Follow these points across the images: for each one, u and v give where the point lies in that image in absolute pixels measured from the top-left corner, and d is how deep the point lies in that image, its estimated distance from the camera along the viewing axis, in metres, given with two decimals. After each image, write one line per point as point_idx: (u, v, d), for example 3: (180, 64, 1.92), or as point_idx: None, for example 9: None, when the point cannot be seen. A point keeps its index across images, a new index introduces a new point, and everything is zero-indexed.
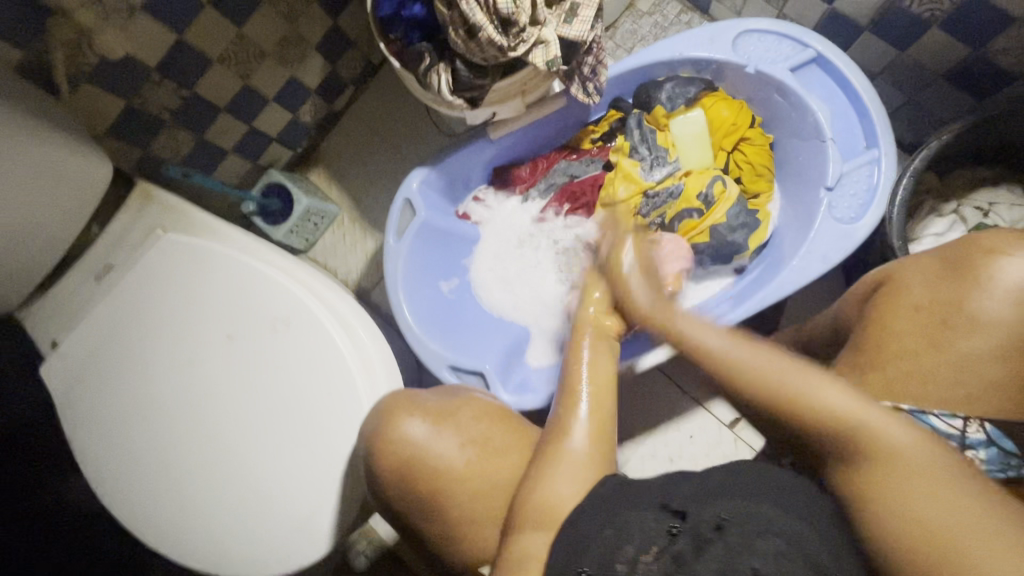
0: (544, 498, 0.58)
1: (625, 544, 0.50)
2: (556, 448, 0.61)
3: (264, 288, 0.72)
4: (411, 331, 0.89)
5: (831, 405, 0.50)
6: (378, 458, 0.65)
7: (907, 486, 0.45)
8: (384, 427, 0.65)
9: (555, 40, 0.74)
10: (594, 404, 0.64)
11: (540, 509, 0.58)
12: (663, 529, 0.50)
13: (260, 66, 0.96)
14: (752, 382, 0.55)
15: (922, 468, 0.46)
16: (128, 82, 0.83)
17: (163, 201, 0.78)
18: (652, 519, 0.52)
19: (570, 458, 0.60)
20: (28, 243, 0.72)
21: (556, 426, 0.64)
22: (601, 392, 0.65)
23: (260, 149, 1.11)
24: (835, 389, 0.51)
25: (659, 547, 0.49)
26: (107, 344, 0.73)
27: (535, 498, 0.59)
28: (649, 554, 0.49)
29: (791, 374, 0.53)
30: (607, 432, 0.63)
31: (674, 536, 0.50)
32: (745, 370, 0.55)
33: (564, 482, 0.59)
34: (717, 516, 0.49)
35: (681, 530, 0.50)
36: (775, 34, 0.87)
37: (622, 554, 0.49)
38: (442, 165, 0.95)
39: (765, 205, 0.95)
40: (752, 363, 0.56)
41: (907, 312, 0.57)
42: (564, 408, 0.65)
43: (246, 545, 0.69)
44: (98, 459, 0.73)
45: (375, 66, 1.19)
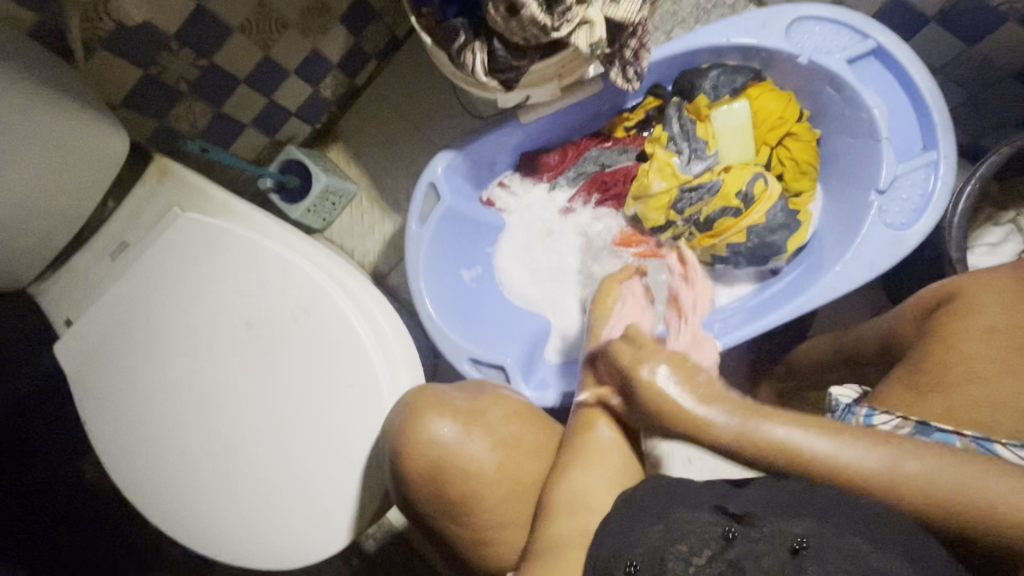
0: (581, 486, 0.59)
1: (678, 543, 0.46)
2: (587, 439, 0.61)
3: (284, 276, 0.69)
4: (431, 322, 0.86)
5: (972, 492, 0.45)
6: (406, 461, 0.63)
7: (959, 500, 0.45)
8: (410, 427, 0.63)
9: (600, 21, 0.69)
10: None
11: (573, 496, 0.58)
12: (717, 531, 0.46)
13: (283, 36, 0.91)
14: (861, 484, 0.46)
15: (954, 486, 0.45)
16: (145, 49, 0.79)
17: (181, 177, 0.75)
18: (705, 520, 0.47)
19: (601, 447, 0.60)
20: (40, 218, 0.69)
21: (578, 422, 0.62)
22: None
23: (278, 123, 1.07)
24: (946, 461, 0.46)
25: (711, 553, 0.44)
26: (122, 323, 0.71)
27: (570, 486, 0.59)
28: (701, 557, 0.45)
29: (903, 462, 0.46)
30: (633, 423, 0.63)
31: (730, 541, 0.45)
32: (837, 471, 0.46)
33: (597, 469, 0.60)
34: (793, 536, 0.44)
35: (738, 535, 0.45)
36: (833, 21, 0.81)
37: (674, 553, 0.46)
38: (467, 149, 0.90)
39: (807, 204, 0.91)
40: (888, 466, 0.46)
41: (987, 333, 0.54)
42: (577, 417, 0.62)
43: (261, 536, 0.68)
44: (112, 442, 0.71)
45: (399, 39, 1.14)
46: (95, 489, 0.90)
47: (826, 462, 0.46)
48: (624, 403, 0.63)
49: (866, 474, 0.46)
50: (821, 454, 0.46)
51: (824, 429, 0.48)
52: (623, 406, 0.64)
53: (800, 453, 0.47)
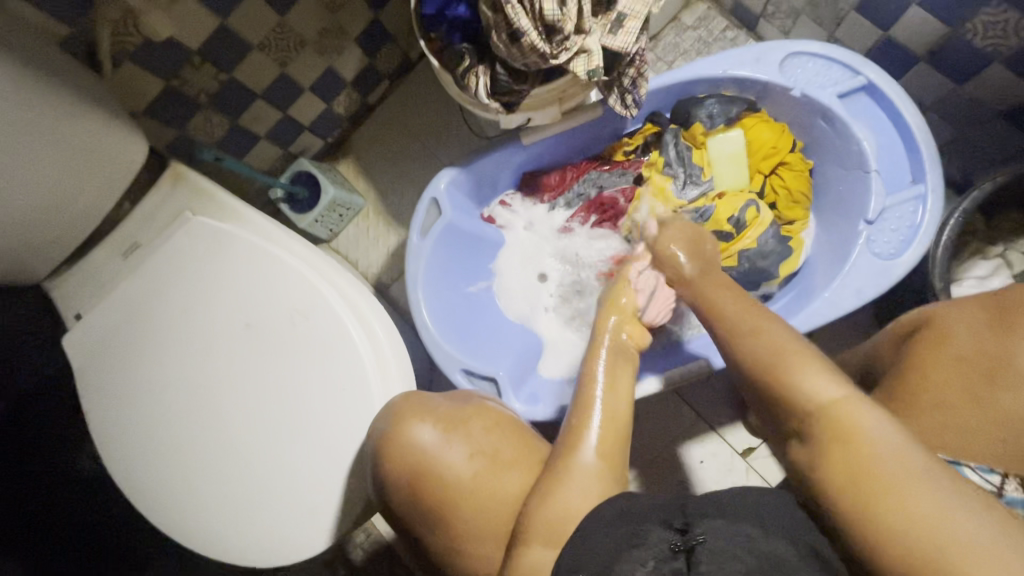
0: (559, 510, 0.56)
1: (627, 556, 0.47)
2: (567, 464, 0.59)
3: (285, 279, 0.72)
4: (427, 333, 0.88)
5: (826, 395, 0.47)
6: (386, 463, 0.64)
7: (865, 469, 0.42)
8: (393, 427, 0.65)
9: (597, 50, 0.72)
10: (605, 416, 0.62)
11: (556, 521, 0.55)
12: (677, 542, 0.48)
13: (299, 54, 0.97)
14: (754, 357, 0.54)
15: (888, 462, 0.42)
16: (169, 63, 0.84)
17: (195, 185, 0.78)
18: (657, 535, 0.49)
19: (579, 472, 0.58)
20: (59, 217, 0.73)
21: (575, 433, 0.61)
22: (618, 405, 0.63)
23: (290, 136, 1.12)
24: (832, 380, 0.48)
25: (659, 562, 0.46)
26: (128, 320, 0.74)
27: (547, 512, 0.56)
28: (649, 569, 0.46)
29: (790, 349, 0.52)
30: (620, 448, 0.60)
31: (676, 552, 0.47)
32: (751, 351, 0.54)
33: (584, 488, 0.57)
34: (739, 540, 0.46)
35: (682, 548, 0.47)
36: (825, 58, 0.85)
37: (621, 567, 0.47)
38: (470, 166, 0.94)
39: (799, 232, 0.92)
40: (780, 350, 0.52)
41: (961, 364, 0.54)
42: (576, 420, 0.62)
43: (248, 535, 0.69)
44: (110, 436, 0.73)
45: (412, 61, 1.19)
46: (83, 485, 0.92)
47: (796, 381, 0.49)
48: (620, 416, 0.62)
49: (824, 404, 0.47)
50: (746, 339, 0.55)
51: (765, 323, 0.56)
52: (618, 425, 0.62)
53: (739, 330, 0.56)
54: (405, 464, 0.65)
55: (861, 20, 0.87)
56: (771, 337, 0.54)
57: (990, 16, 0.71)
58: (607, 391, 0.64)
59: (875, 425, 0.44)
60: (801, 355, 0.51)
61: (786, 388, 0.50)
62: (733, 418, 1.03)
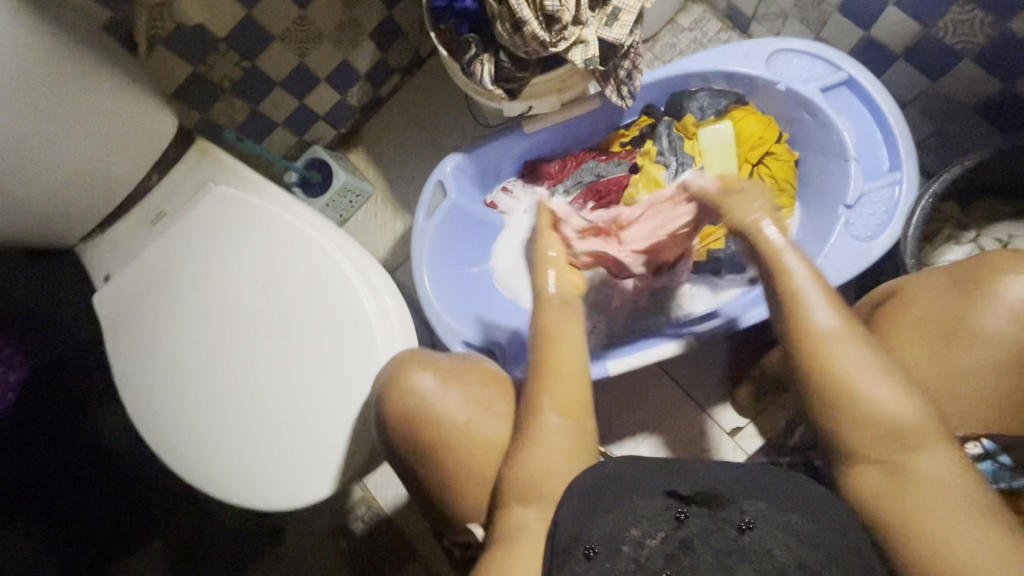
0: (534, 472, 0.59)
1: (633, 526, 0.57)
2: (537, 428, 0.61)
3: (301, 245, 0.78)
4: (431, 305, 0.94)
5: (907, 428, 0.51)
6: (386, 404, 0.68)
7: (918, 504, 0.50)
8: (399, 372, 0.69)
9: (594, 41, 0.78)
10: (563, 381, 0.62)
11: (537, 476, 0.59)
12: (670, 514, 0.58)
13: (317, 46, 1.04)
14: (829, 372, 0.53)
15: (941, 497, 0.49)
16: (197, 48, 0.91)
17: (219, 159, 0.85)
18: (659, 506, 0.58)
19: (549, 435, 0.60)
20: (93, 183, 0.79)
21: (538, 392, 0.62)
22: (574, 361, 0.63)
23: (306, 125, 1.18)
24: (910, 410, 0.52)
25: (665, 532, 0.57)
26: (153, 280, 0.80)
27: (522, 471, 0.60)
28: (655, 538, 0.56)
29: (863, 369, 0.52)
30: (585, 406, 0.62)
31: (681, 521, 0.57)
32: (827, 358, 0.53)
33: (564, 442, 0.60)
34: (742, 518, 0.56)
35: (686, 517, 0.57)
36: (809, 55, 0.91)
37: (630, 536, 0.56)
38: (474, 153, 1.01)
39: (785, 218, 0.97)
40: (857, 371, 0.53)
41: (921, 324, 0.60)
42: (536, 384, 0.62)
43: (259, 480, 0.74)
44: (133, 387, 0.78)
45: (422, 58, 1.26)
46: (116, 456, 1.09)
47: (869, 404, 0.52)
48: (581, 375, 0.63)
49: (905, 433, 0.51)
50: (822, 327, 0.54)
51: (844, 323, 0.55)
52: (577, 382, 0.63)
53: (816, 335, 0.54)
54: (405, 406, 0.68)
55: (844, 21, 0.93)
56: (849, 355, 0.53)
57: (958, 15, 0.77)
58: (562, 343, 0.64)
59: (939, 463, 0.51)
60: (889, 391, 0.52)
61: (860, 413, 0.52)
62: (721, 400, 1.08)
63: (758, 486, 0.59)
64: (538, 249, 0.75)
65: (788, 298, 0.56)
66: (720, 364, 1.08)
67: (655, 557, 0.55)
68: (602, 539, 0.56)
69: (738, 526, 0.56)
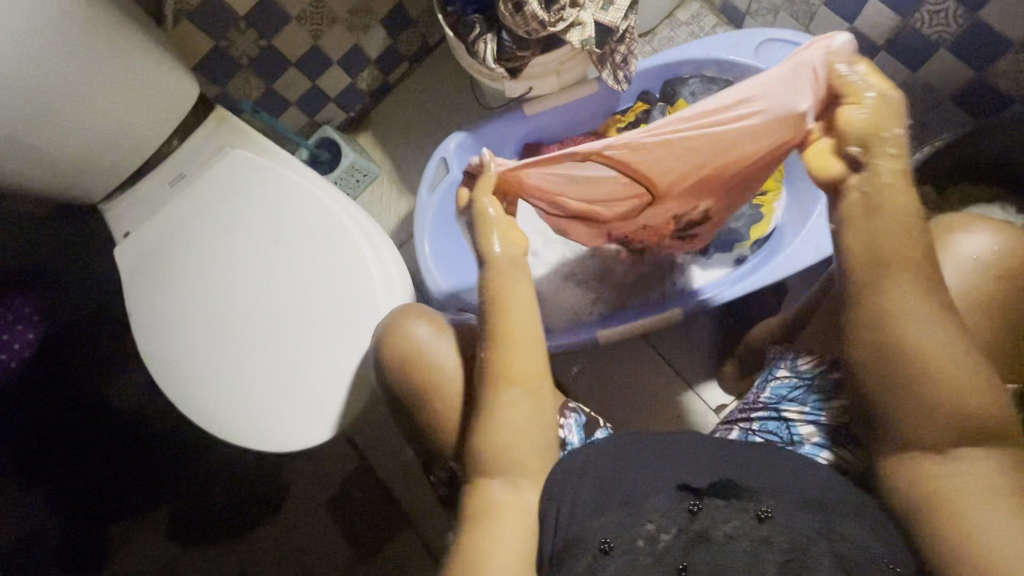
0: (498, 442, 0.60)
1: (646, 522, 0.54)
2: (494, 400, 0.61)
3: (311, 204, 0.83)
4: (432, 275, 0.99)
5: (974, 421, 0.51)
6: (384, 346, 0.73)
7: (958, 494, 0.51)
8: (398, 323, 0.74)
9: (590, 23, 0.84)
10: (518, 349, 0.61)
11: (499, 445, 0.60)
12: (683, 507, 0.55)
13: (332, 29, 1.10)
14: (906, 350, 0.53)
15: (979, 495, 0.50)
16: (220, 25, 0.97)
17: (236, 126, 0.90)
18: (674, 498, 0.56)
19: (506, 407, 0.60)
20: (119, 143, 0.84)
21: (497, 364, 0.61)
22: (527, 332, 0.62)
23: (318, 105, 1.23)
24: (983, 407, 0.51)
25: (678, 526, 0.54)
26: (172, 234, 0.85)
27: (486, 441, 0.60)
28: (669, 532, 0.53)
29: (945, 356, 0.52)
30: (540, 374, 0.62)
31: (695, 513, 0.54)
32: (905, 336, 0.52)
33: (524, 411, 0.61)
34: (759, 507, 0.54)
35: (701, 508, 0.54)
36: (796, 45, 0.97)
37: (643, 530, 0.53)
38: (477, 132, 1.06)
39: (772, 202, 1.01)
40: (937, 356, 0.52)
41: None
42: (491, 358, 0.61)
43: (264, 423, 0.79)
44: (149, 333, 0.83)
45: (431, 46, 1.32)
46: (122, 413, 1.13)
47: (936, 384, 0.51)
48: (533, 341, 0.62)
49: (975, 427, 0.51)
50: (908, 307, 0.53)
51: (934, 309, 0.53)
52: (529, 353, 0.62)
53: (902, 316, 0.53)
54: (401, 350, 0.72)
55: (830, 15, 0.98)
56: (934, 335, 0.52)
57: (933, 6, 0.82)
58: (519, 310, 0.62)
59: (988, 465, 0.51)
60: (964, 382, 0.51)
61: (923, 391, 0.52)
62: (709, 377, 1.12)
63: (768, 468, 0.58)
64: (474, 206, 0.69)
65: (892, 264, 0.53)
66: (709, 344, 1.12)
67: (672, 551, 0.52)
68: (613, 532, 0.54)
69: (755, 516, 0.53)
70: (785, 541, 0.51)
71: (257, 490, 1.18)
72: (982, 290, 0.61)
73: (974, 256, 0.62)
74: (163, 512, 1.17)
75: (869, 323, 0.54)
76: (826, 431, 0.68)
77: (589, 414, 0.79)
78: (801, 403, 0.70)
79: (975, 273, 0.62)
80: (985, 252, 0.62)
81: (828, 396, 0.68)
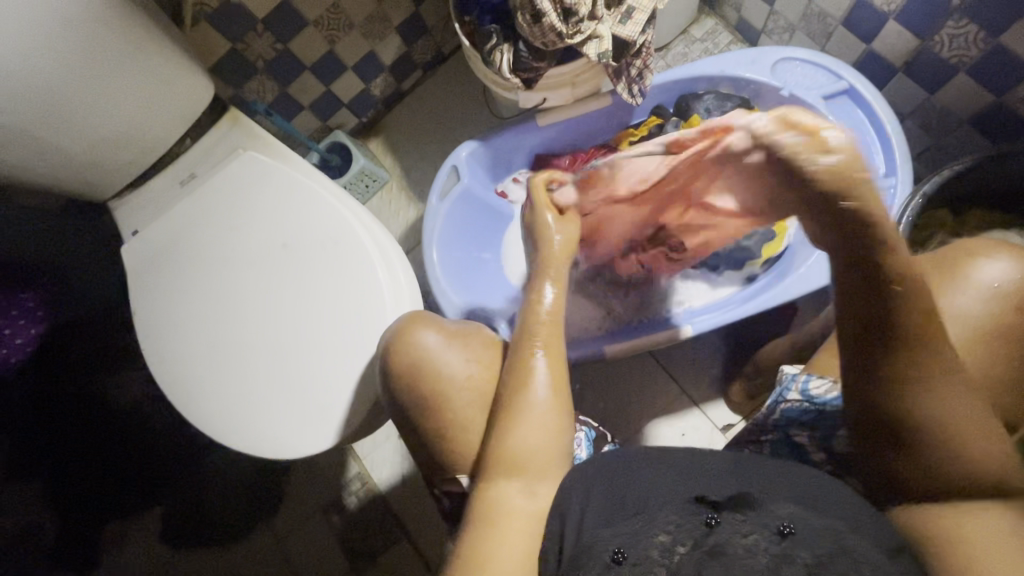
0: (518, 446, 0.61)
1: (660, 533, 0.51)
2: (521, 399, 0.62)
3: (320, 208, 0.82)
4: (438, 283, 0.98)
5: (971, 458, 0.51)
6: (399, 347, 0.71)
7: (972, 531, 0.49)
8: (410, 327, 0.73)
9: (608, 36, 0.83)
10: (551, 360, 0.65)
11: (517, 445, 0.61)
12: (700, 519, 0.52)
13: (347, 35, 1.10)
14: (921, 391, 0.51)
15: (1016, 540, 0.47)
16: (237, 27, 0.97)
17: (250, 128, 0.90)
18: (689, 511, 0.53)
19: (532, 407, 0.62)
20: (132, 141, 0.85)
21: (523, 367, 0.64)
22: (548, 339, 0.65)
23: (330, 110, 1.23)
24: (988, 447, 0.51)
25: (694, 539, 0.51)
26: (180, 233, 0.85)
27: (508, 445, 0.61)
28: (684, 546, 0.50)
29: (959, 401, 0.51)
30: (566, 383, 0.65)
31: (712, 527, 0.51)
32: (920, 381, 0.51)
33: (546, 416, 0.62)
34: (780, 521, 0.51)
35: (718, 523, 0.52)
36: (812, 64, 0.97)
37: (657, 542, 0.51)
38: (489, 141, 1.05)
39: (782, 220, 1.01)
40: (943, 400, 0.51)
41: None
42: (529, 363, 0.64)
43: (263, 429, 0.77)
44: (152, 332, 0.83)
45: (445, 55, 1.32)
46: (121, 415, 1.15)
47: (952, 424, 0.51)
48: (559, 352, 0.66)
49: (982, 470, 0.51)
50: (930, 353, 0.51)
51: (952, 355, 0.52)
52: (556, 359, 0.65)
53: (919, 353, 0.51)
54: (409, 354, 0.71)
55: (847, 34, 0.98)
56: (930, 398, 0.51)
57: (953, 30, 0.82)
58: (549, 323, 0.66)
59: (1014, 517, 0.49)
60: (973, 435, 0.51)
61: (936, 439, 0.51)
62: (715, 395, 1.10)
63: (791, 488, 0.55)
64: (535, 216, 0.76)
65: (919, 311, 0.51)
66: (717, 364, 1.11)
67: (686, 566, 0.48)
68: (624, 540, 0.51)
69: (777, 531, 0.50)
70: (807, 555, 0.48)
71: (255, 495, 1.17)
72: (1003, 318, 0.60)
73: (994, 284, 0.61)
74: (156, 514, 1.16)
75: (863, 378, 0.53)
76: (835, 458, 0.68)
77: (597, 428, 0.78)
78: (807, 426, 0.69)
79: (995, 301, 0.60)
80: (1007, 280, 0.60)
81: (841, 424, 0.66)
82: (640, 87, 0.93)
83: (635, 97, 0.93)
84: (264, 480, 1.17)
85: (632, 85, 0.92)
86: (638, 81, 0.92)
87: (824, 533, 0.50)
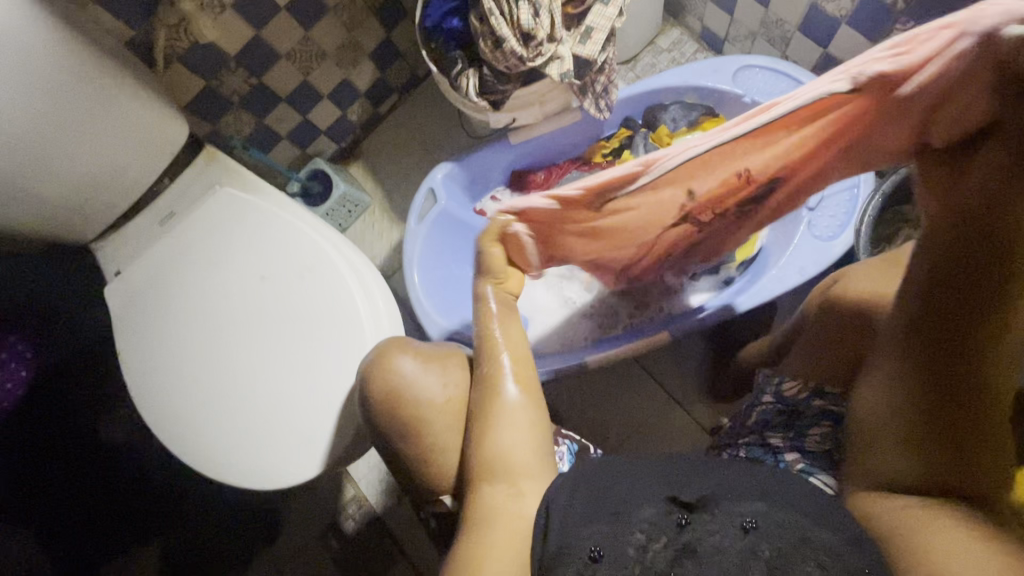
0: (501, 448, 0.64)
1: (636, 531, 0.52)
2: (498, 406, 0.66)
3: (301, 242, 0.84)
4: (420, 303, 1.00)
5: (967, 463, 0.51)
6: (374, 366, 0.73)
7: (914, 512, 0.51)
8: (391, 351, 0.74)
9: (569, 56, 0.86)
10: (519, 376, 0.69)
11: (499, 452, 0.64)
12: (673, 521, 0.52)
13: (320, 64, 1.13)
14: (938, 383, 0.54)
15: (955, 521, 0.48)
16: (210, 65, 1.00)
17: (225, 164, 0.92)
18: (663, 510, 0.53)
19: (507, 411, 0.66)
20: (108, 184, 0.86)
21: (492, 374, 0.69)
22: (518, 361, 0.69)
23: (308, 138, 1.25)
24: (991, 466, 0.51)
25: (667, 538, 0.51)
26: (162, 270, 0.86)
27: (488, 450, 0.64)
28: (658, 542, 0.51)
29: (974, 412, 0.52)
30: (538, 393, 0.69)
31: (683, 527, 0.52)
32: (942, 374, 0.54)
33: (520, 426, 0.65)
34: (745, 517, 0.51)
35: (687, 522, 0.52)
36: (773, 71, 0.99)
37: (632, 540, 0.51)
38: (463, 161, 1.08)
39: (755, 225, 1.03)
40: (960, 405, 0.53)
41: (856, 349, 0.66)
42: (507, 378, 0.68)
43: (251, 458, 0.79)
44: (137, 368, 0.84)
45: (419, 78, 1.34)
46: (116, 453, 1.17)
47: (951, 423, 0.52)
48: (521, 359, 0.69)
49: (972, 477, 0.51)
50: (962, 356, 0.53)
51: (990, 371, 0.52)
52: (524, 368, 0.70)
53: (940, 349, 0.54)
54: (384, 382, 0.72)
55: (805, 40, 1.01)
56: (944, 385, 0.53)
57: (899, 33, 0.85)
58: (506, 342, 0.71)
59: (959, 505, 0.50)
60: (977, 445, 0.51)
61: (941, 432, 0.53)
62: (701, 397, 1.11)
63: (759, 482, 0.56)
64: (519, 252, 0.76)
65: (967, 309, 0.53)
66: (701, 367, 1.12)
67: (659, 562, 0.50)
68: (601, 539, 0.52)
69: (742, 528, 0.51)
70: (769, 548, 0.49)
71: (254, 523, 1.17)
72: None
73: None
74: (156, 547, 1.16)
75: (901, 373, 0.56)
76: None
77: (580, 441, 0.79)
78: (782, 428, 0.70)
79: None
80: None
81: (811, 423, 0.69)
82: (606, 104, 0.96)
83: (602, 113, 0.96)
84: (261, 508, 1.18)
85: (598, 102, 0.95)
86: (602, 98, 0.96)
87: (791, 528, 0.50)
